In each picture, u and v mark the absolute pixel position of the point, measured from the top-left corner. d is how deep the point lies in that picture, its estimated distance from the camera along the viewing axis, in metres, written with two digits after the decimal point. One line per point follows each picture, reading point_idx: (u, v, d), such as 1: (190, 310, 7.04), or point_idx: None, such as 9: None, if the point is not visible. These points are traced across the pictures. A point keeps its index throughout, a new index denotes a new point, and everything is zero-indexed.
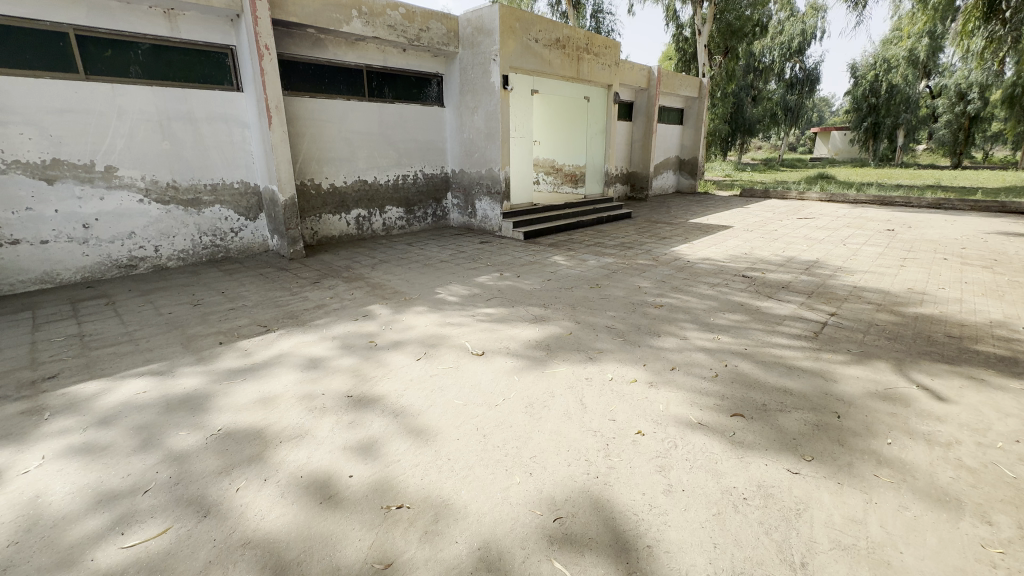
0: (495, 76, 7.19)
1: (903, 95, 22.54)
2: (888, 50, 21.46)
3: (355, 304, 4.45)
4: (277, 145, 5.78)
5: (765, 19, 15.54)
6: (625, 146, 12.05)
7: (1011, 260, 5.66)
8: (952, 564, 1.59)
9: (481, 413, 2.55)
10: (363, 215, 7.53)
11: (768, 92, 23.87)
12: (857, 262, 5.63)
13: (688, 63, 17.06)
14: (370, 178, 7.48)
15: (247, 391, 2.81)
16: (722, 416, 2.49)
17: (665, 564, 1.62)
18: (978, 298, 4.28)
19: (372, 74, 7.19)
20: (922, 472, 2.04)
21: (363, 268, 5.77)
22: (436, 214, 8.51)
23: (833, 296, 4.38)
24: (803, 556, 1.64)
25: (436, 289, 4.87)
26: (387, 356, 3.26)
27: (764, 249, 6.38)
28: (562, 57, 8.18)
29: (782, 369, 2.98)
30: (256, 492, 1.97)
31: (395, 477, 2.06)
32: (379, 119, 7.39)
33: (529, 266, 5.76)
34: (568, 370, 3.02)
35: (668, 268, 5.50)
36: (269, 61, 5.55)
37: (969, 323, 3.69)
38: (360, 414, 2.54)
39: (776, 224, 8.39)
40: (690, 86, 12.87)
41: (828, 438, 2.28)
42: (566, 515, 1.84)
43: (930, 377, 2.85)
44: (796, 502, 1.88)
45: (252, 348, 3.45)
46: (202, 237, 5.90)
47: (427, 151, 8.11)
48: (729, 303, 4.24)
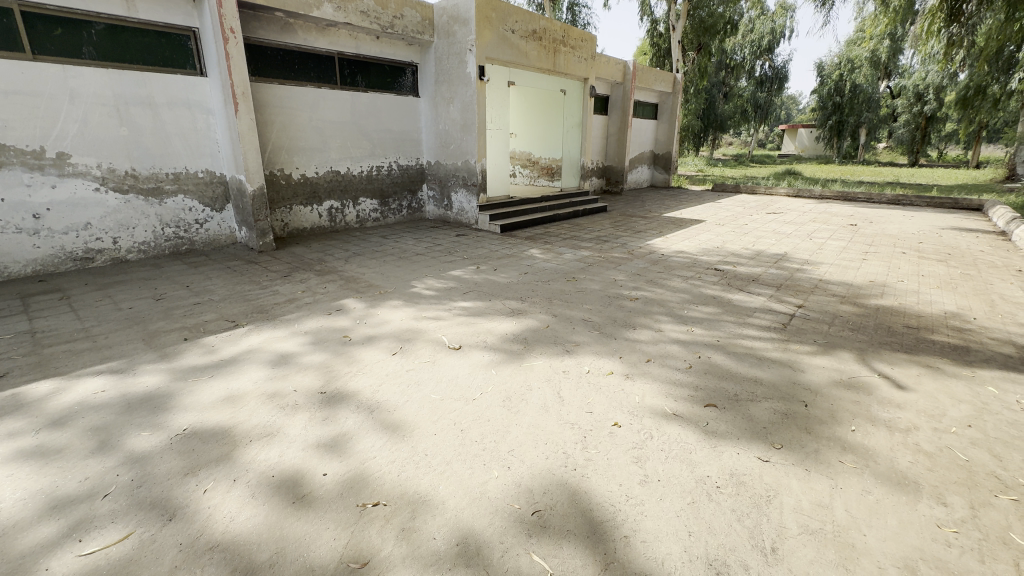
0: (471, 66, 7.08)
1: (866, 94, 23.38)
2: (851, 50, 22.18)
3: (328, 298, 4.35)
4: (244, 133, 5.57)
5: (736, 17, 15.83)
6: (601, 139, 12.12)
7: (963, 254, 5.97)
8: (911, 544, 1.67)
9: (458, 407, 2.53)
10: (335, 207, 7.35)
11: (739, 89, 24.38)
12: (823, 256, 5.82)
13: (663, 58, 17.23)
14: (342, 168, 7.30)
15: (214, 389, 2.71)
16: (695, 406, 2.54)
17: (642, 553, 1.64)
18: (934, 291, 4.48)
19: (344, 62, 7.00)
20: (883, 457, 2.13)
21: (336, 262, 5.63)
22: (411, 206, 8.38)
23: (800, 289, 4.53)
24: (774, 541, 1.68)
25: (412, 283, 4.80)
26: (362, 351, 3.19)
27: (735, 243, 6.54)
28: (538, 49, 8.13)
29: (752, 360, 3.06)
30: (225, 494, 1.91)
31: (370, 473, 2.02)
32: (352, 108, 7.20)
33: (505, 259, 5.74)
34: (545, 363, 3.03)
35: (643, 261, 5.57)
36: (234, 45, 5.33)
37: (926, 314, 3.86)
38: (334, 411, 2.48)
39: (746, 218, 8.62)
40: (664, 81, 13.02)
41: (796, 426, 2.35)
42: (544, 508, 1.83)
43: (889, 366, 2.98)
44: (766, 489, 1.93)
45: (219, 344, 3.33)
46: (164, 229, 5.65)
47: (402, 142, 7.95)
48: (701, 296, 4.33)
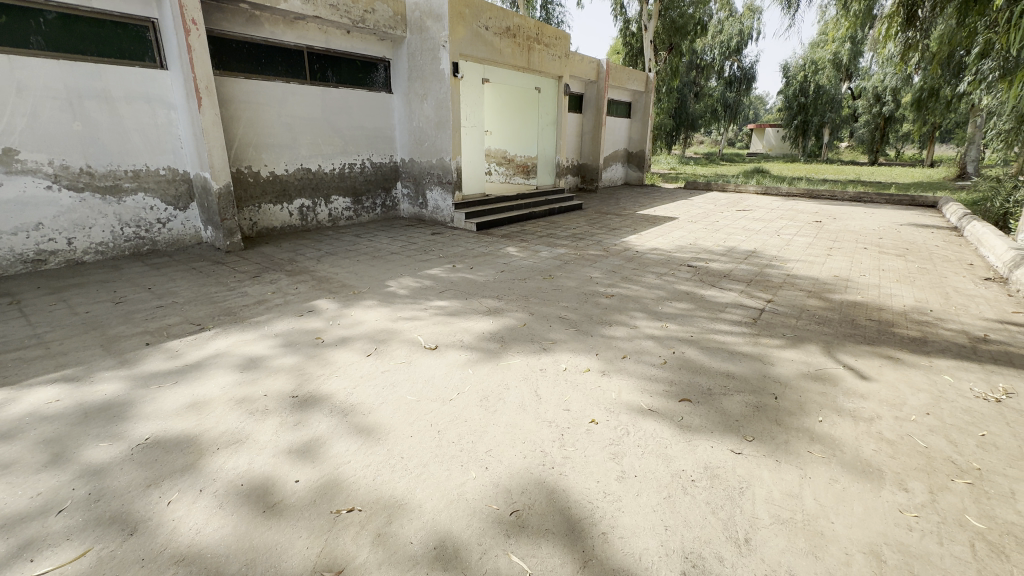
0: (445, 63, 7.00)
1: (829, 96, 24.26)
2: (815, 52, 22.93)
3: (299, 299, 4.23)
4: (208, 129, 5.37)
5: (706, 18, 16.16)
6: (576, 138, 12.20)
7: (920, 249, 6.25)
8: (876, 530, 1.73)
9: (434, 408, 2.49)
10: (306, 205, 7.17)
11: (709, 89, 24.90)
12: (790, 252, 6.00)
13: (636, 57, 17.44)
14: (313, 166, 7.12)
15: (178, 395, 2.60)
16: (670, 401, 2.58)
17: (619, 549, 1.65)
18: (894, 284, 4.67)
19: (314, 56, 6.82)
20: (848, 446, 2.21)
21: (308, 261, 5.49)
22: (385, 205, 8.24)
23: (769, 284, 4.66)
24: (746, 532, 1.72)
25: (386, 282, 4.72)
26: (335, 353, 3.12)
27: (707, 240, 6.68)
28: (512, 47, 8.10)
29: (724, 354, 3.12)
30: (191, 505, 1.83)
31: (344, 479, 1.97)
32: (322, 104, 7.03)
33: (482, 257, 5.71)
34: (522, 361, 3.02)
35: (618, 259, 5.62)
36: (197, 37, 5.12)
37: (886, 307, 4.02)
38: (307, 415, 2.41)
39: (717, 215, 8.82)
40: (637, 80, 13.18)
41: (767, 418, 2.41)
42: (522, 508, 1.82)
43: (853, 357, 3.09)
44: (739, 481, 1.97)
45: (183, 348, 3.20)
46: (123, 228, 5.40)
47: (375, 139, 7.81)
48: (676, 292, 4.40)
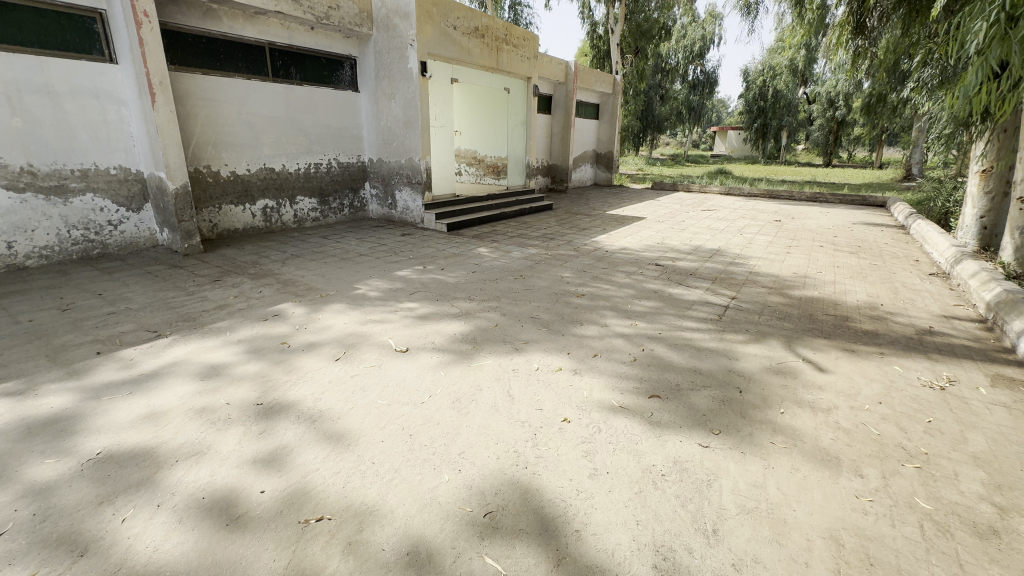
0: (412, 62, 6.90)
1: (786, 100, 25.25)
2: (773, 58, 23.79)
3: (264, 303, 4.10)
4: (163, 127, 5.13)
5: (670, 23, 16.54)
6: (545, 138, 12.29)
7: (871, 246, 6.58)
8: (835, 515, 1.81)
9: (406, 412, 2.46)
10: (270, 206, 6.95)
11: (674, 92, 25.54)
12: (752, 250, 6.21)
13: (603, 60, 17.70)
14: (277, 165, 6.91)
15: (133, 407, 2.48)
16: (640, 398, 2.63)
17: (593, 546, 1.67)
18: (847, 281, 4.90)
19: (276, 53, 6.63)
20: (808, 436, 2.30)
21: (272, 264, 5.32)
22: (353, 205, 8.09)
23: (733, 281, 4.81)
24: (714, 523, 1.77)
25: (355, 284, 4.63)
26: (301, 358, 3.03)
27: (673, 239, 6.84)
28: (481, 47, 8.07)
29: (691, 351, 3.21)
30: (148, 522, 1.74)
31: (313, 487, 1.92)
32: (285, 102, 6.83)
33: (453, 258, 5.68)
34: (494, 362, 3.01)
35: (588, 258, 5.69)
36: (149, 30, 4.89)
37: (842, 302, 4.21)
38: (273, 423, 2.34)
39: (683, 215, 9.05)
40: (604, 82, 13.38)
41: (732, 412, 2.49)
42: (496, 509, 1.82)
43: (812, 351, 3.22)
44: (707, 474, 2.03)
45: (138, 357, 3.05)
46: (70, 231, 5.10)
47: (342, 138, 7.65)
48: (644, 291, 4.48)
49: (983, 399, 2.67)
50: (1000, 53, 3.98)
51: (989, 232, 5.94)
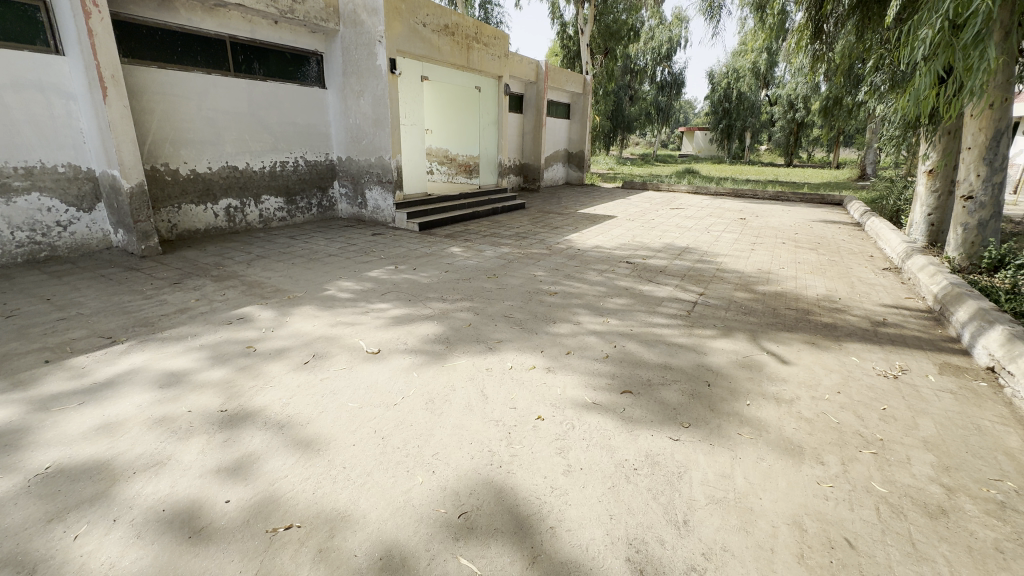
0: (381, 58, 6.78)
1: (749, 102, 26.07)
2: (736, 61, 24.51)
3: (227, 306, 3.96)
4: (116, 123, 4.89)
5: (638, 25, 16.82)
6: (517, 138, 12.32)
7: (830, 243, 6.88)
8: (798, 502, 1.88)
9: (378, 414, 2.43)
10: (234, 206, 6.71)
11: (642, 93, 25.98)
12: (718, 247, 6.38)
13: (573, 60, 17.86)
14: (240, 163, 6.68)
15: (84, 418, 2.35)
16: (613, 394, 2.66)
17: (567, 541, 1.68)
18: (808, 276, 5.10)
19: (237, 47, 6.40)
20: (773, 427, 2.38)
21: (236, 266, 5.15)
22: (322, 205, 7.90)
23: (701, 278, 4.93)
24: (685, 514, 1.81)
25: (324, 286, 4.52)
26: (268, 363, 2.95)
27: (644, 237, 6.96)
28: (451, 45, 8.01)
29: (661, 347, 3.27)
30: (103, 538, 1.65)
31: (281, 495, 1.86)
32: (248, 98, 6.60)
33: (425, 258, 5.61)
34: (468, 362, 3.00)
35: (561, 257, 5.73)
36: (99, 21, 4.64)
37: (803, 297, 4.38)
38: (238, 430, 2.26)
39: (653, 213, 9.23)
40: (575, 82, 13.51)
41: (702, 406, 2.55)
42: (470, 509, 1.81)
43: (776, 345, 3.34)
44: (677, 466, 2.07)
45: (91, 365, 2.89)
46: (14, 232, 4.81)
47: (308, 136, 7.45)
48: (616, 288, 4.55)
49: (932, 386, 2.82)
50: (946, 60, 4.20)
51: (936, 229, 6.29)
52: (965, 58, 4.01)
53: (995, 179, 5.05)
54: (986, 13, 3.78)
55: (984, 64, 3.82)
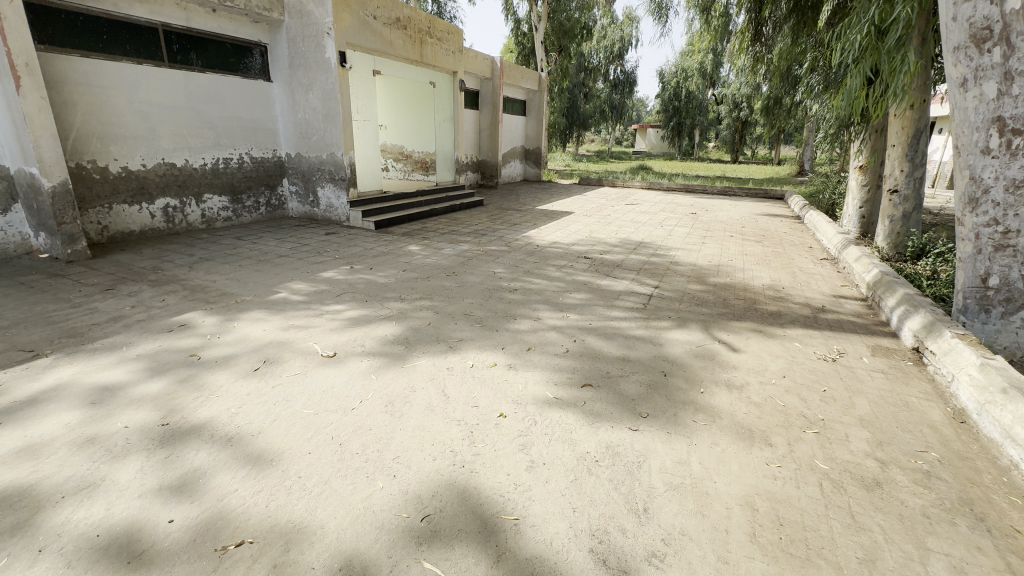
0: (330, 51, 6.54)
1: (697, 100, 27.10)
2: (684, 61, 25.37)
3: (168, 312, 3.71)
4: (32, 116, 4.45)
5: (590, 23, 17.06)
6: (474, 134, 12.24)
7: (774, 235, 7.25)
8: (749, 483, 1.97)
9: (335, 419, 2.35)
10: (172, 205, 6.30)
11: (597, 91, 26.42)
12: (671, 241, 6.60)
13: (528, 57, 17.93)
14: (178, 160, 6.27)
15: (2, 441, 2.14)
16: (574, 388, 2.69)
17: (532, 538, 1.69)
18: (754, 267, 5.36)
19: (171, 35, 6.00)
20: (725, 413, 2.49)
21: (177, 269, 4.84)
22: (270, 203, 7.55)
23: (656, 272, 5.08)
24: (645, 502, 1.86)
25: (275, 288, 4.33)
26: (215, 372, 2.79)
27: (601, 233, 7.08)
28: (403, 39, 7.83)
29: (620, 339, 3.35)
30: (27, 571, 1.51)
31: (231, 511, 1.77)
32: (185, 90, 6.20)
33: (382, 257, 5.48)
34: (428, 362, 2.95)
35: (520, 253, 5.74)
36: (8, 3, 4.22)
37: (751, 287, 4.60)
38: (181, 445, 2.13)
39: (609, 209, 9.41)
40: (530, 79, 13.55)
41: (659, 396, 2.62)
42: (433, 512, 1.79)
43: (727, 334, 3.48)
44: (637, 456, 2.13)
45: (8, 382, 2.63)
46: None
47: (253, 131, 7.09)
48: (575, 283, 4.61)
49: (866, 367, 3.04)
50: (873, 62, 4.50)
51: (867, 221, 6.76)
52: (888, 61, 4.31)
53: (917, 173, 5.48)
54: (906, 20, 4.09)
55: (904, 67, 4.13)
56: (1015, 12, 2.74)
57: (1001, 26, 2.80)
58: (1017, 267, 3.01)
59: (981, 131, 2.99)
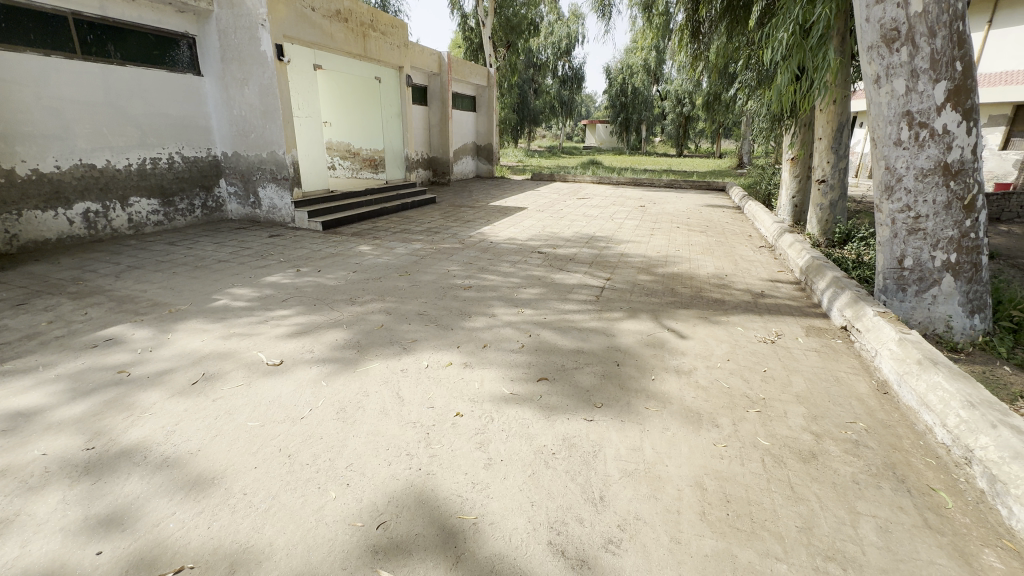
0: (266, 44, 6.22)
1: (643, 96, 27.95)
2: (629, 58, 26.03)
3: (92, 326, 3.42)
4: None
5: (537, 19, 17.15)
6: (423, 130, 12.04)
7: (717, 226, 7.58)
8: (699, 463, 2.06)
9: (283, 430, 2.25)
10: (94, 210, 5.80)
11: (546, 87, 26.63)
12: (622, 234, 6.76)
13: (476, 52, 17.84)
14: (98, 161, 5.77)
15: None
16: (531, 383, 2.71)
17: (491, 535, 1.68)
18: (700, 256, 5.58)
19: (84, 25, 5.49)
20: (675, 398, 2.58)
21: (101, 279, 4.46)
22: (207, 205, 7.11)
23: (608, 264, 5.19)
24: (601, 490, 1.90)
25: (214, 296, 4.08)
26: (147, 390, 2.59)
27: (553, 227, 7.16)
28: (345, 32, 7.55)
29: (574, 332, 3.40)
30: None
31: (167, 537, 1.65)
32: (103, 84, 5.71)
33: (330, 259, 5.29)
34: (382, 365, 2.88)
35: (474, 250, 5.71)
36: None
37: (696, 276, 4.79)
38: (109, 470, 1.97)
39: (561, 204, 9.52)
40: (479, 75, 13.46)
41: (613, 385, 2.69)
42: (389, 518, 1.75)
43: (676, 322, 3.61)
44: (592, 446, 2.17)
45: None
46: None
47: (183, 129, 6.64)
48: (530, 279, 4.63)
49: (801, 347, 3.24)
50: (800, 60, 4.79)
51: (800, 210, 7.22)
52: (812, 59, 4.60)
53: (841, 165, 5.88)
54: (826, 21, 4.37)
55: (826, 64, 4.42)
56: (918, 14, 3.00)
57: (907, 27, 3.04)
58: (927, 249, 3.30)
59: (893, 125, 3.24)
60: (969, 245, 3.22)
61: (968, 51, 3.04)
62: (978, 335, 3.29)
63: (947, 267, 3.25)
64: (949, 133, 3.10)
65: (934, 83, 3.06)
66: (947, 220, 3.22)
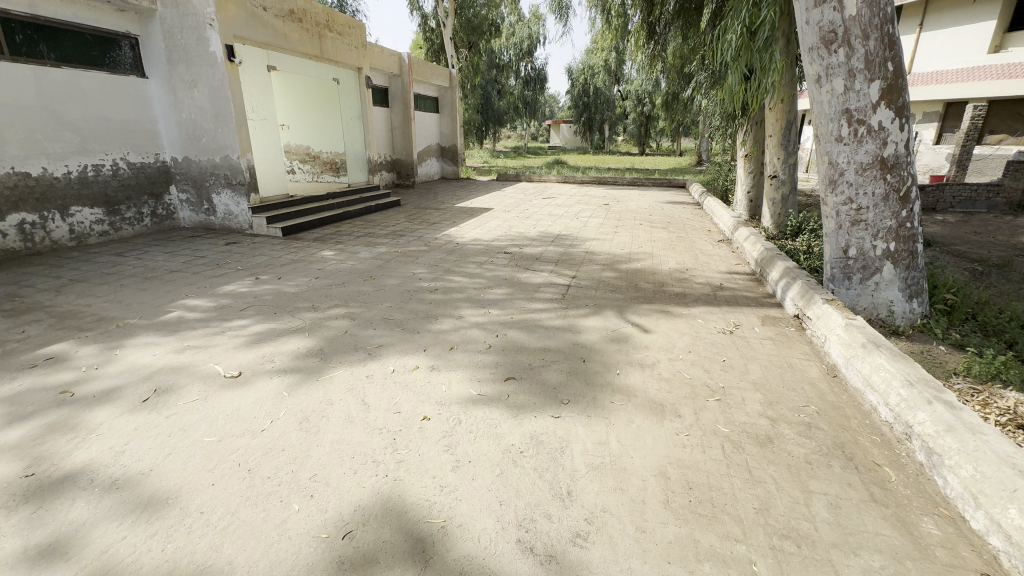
0: (215, 45, 5.99)
1: (604, 96, 28.37)
2: (590, 58, 26.37)
3: (30, 345, 3.21)
4: None
5: (498, 20, 17.15)
6: (385, 132, 11.86)
7: (678, 221, 7.79)
8: (663, 454, 2.11)
9: (242, 444, 2.17)
10: (31, 222, 5.44)
11: (509, 88, 26.68)
12: (587, 232, 6.85)
13: (437, 53, 17.69)
14: (34, 169, 5.42)
15: None
16: (498, 382, 2.72)
17: (460, 537, 1.68)
18: (662, 252, 5.73)
19: (13, 24, 5.14)
20: (639, 390, 2.64)
21: (40, 294, 4.19)
22: (157, 213, 6.78)
23: (573, 262, 5.25)
24: (569, 485, 1.92)
25: (166, 308, 3.90)
26: (93, 410, 2.45)
27: (519, 227, 7.18)
28: (299, 32, 7.36)
29: (540, 330, 3.43)
30: None
31: (118, 563, 1.57)
32: (37, 87, 5.36)
33: (291, 265, 5.14)
34: (346, 372, 2.82)
35: (440, 252, 5.66)
36: None
37: (659, 271, 4.91)
38: (52, 498, 1.85)
39: (527, 204, 9.58)
40: (440, 76, 13.34)
41: (579, 381, 2.72)
42: (355, 527, 1.72)
43: (639, 316, 3.69)
44: (560, 442, 2.19)
45: None
46: None
47: (128, 133, 6.31)
48: (497, 279, 4.63)
49: (757, 336, 3.37)
50: (748, 60, 4.98)
51: (754, 204, 7.50)
52: (760, 59, 4.79)
53: (790, 160, 6.15)
54: (771, 23, 4.56)
55: (773, 65, 4.62)
56: (852, 18, 3.16)
57: (843, 30, 3.20)
58: (869, 238, 3.49)
59: (835, 122, 3.42)
60: (905, 234, 3.43)
61: (898, 53, 3.23)
62: (917, 318, 3.51)
63: (887, 256, 3.46)
64: (884, 130, 3.29)
65: (869, 82, 3.24)
66: (886, 211, 3.42)
